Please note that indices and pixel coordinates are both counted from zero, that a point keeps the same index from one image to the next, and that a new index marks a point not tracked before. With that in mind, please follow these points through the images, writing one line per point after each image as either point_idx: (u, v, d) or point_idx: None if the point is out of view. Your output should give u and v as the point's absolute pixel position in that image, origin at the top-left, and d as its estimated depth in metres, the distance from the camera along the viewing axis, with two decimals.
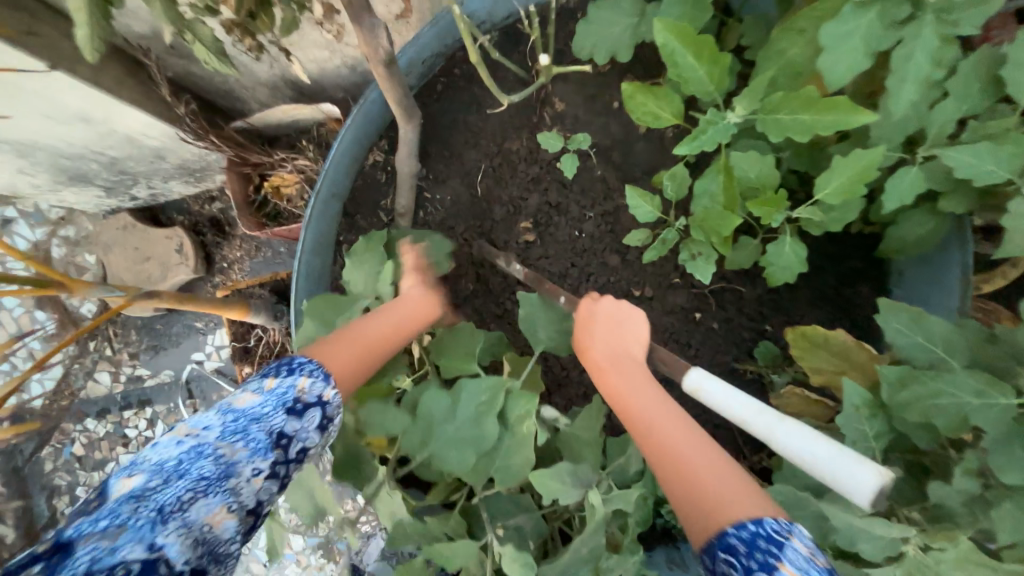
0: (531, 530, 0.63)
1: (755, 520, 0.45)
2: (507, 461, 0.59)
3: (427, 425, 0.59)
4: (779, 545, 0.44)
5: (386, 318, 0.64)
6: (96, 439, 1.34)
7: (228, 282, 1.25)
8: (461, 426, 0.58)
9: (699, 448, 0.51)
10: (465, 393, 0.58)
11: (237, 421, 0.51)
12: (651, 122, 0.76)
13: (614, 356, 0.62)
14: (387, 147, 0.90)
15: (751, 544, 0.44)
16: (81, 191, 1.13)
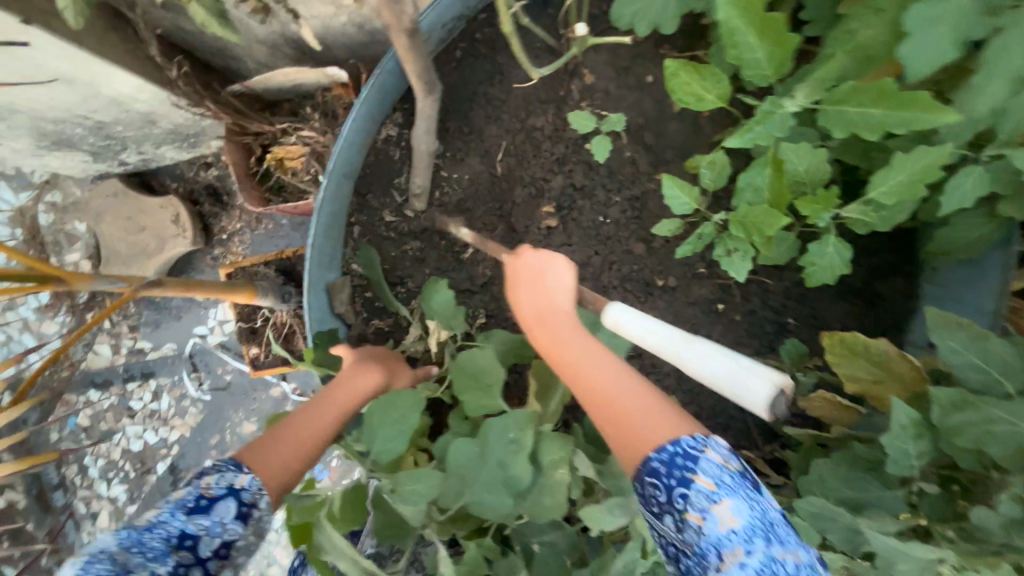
0: (566, 545, 0.60)
1: (672, 443, 0.50)
2: (540, 500, 0.55)
3: (457, 473, 0.55)
4: (695, 460, 0.49)
5: (324, 405, 0.65)
6: (101, 410, 1.33)
7: (229, 255, 1.20)
8: (492, 473, 0.54)
9: (630, 389, 0.55)
10: (493, 433, 0.54)
11: (132, 532, 0.50)
12: (694, 105, 0.70)
13: (544, 315, 0.64)
14: (401, 120, 0.84)
15: (668, 463, 0.49)
16: (66, 156, 1.05)
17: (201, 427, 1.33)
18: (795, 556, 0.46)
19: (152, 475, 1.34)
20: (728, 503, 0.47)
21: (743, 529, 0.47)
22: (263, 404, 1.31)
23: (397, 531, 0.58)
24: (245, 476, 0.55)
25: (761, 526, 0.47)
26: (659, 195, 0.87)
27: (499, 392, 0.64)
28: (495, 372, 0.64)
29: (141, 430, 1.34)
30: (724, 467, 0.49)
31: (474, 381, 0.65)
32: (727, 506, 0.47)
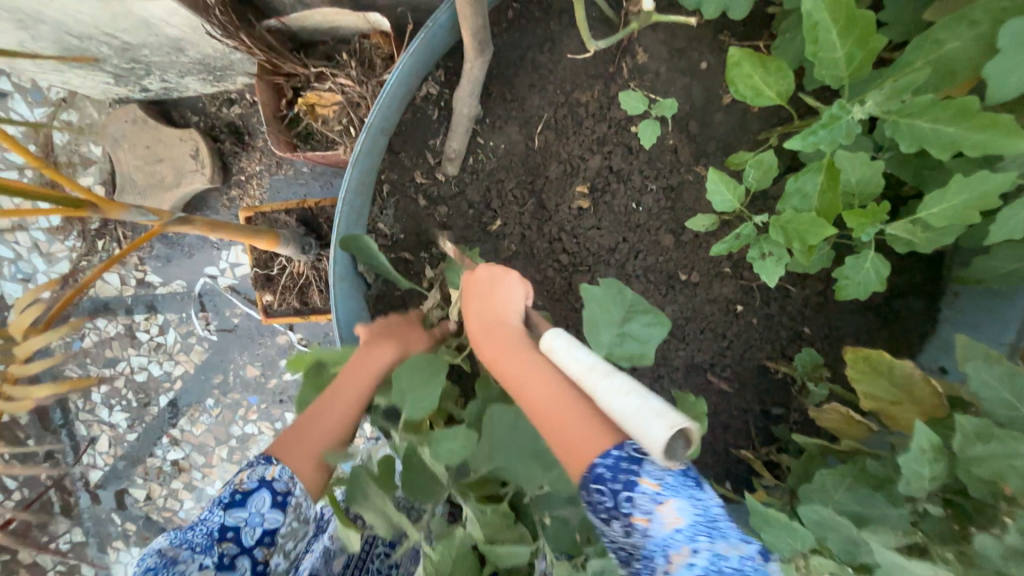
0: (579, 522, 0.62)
1: (614, 446, 0.46)
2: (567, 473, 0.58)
3: (491, 436, 0.58)
4: (637, 463, 0.45)
5: (344, 390, 0.63)
6: (107, 338, 1.34)
7: (246, 197, 1.17)
8: (525, 437, 0.58)
9: (559, 394, 0.52)
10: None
11: (184, 530, 0.56)
12: (752, 100, 0.68)
13: (493, 326, 0.62)
14: (443, 79, 0.81)
15: (612, 469, 0.46)
16: (87, 75, 1.01)
17: (206, 366, 1.34)
18: (741, 549, 0.45)
19: (153, 407, 1.37)
20: (673, 501, 0.44)
21: (689, 525, 0.44)
22: (268, 351, 1.32)
23: (427, 492, 0.59)
24: (277, 469, 0.58)
25: (707, 524, 0.45)
26: (696, 187, 0.85)
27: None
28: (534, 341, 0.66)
29: (145, 362, 1.35)
30: (669, 469, 0.45)
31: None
32: (672, 506, 0.44)
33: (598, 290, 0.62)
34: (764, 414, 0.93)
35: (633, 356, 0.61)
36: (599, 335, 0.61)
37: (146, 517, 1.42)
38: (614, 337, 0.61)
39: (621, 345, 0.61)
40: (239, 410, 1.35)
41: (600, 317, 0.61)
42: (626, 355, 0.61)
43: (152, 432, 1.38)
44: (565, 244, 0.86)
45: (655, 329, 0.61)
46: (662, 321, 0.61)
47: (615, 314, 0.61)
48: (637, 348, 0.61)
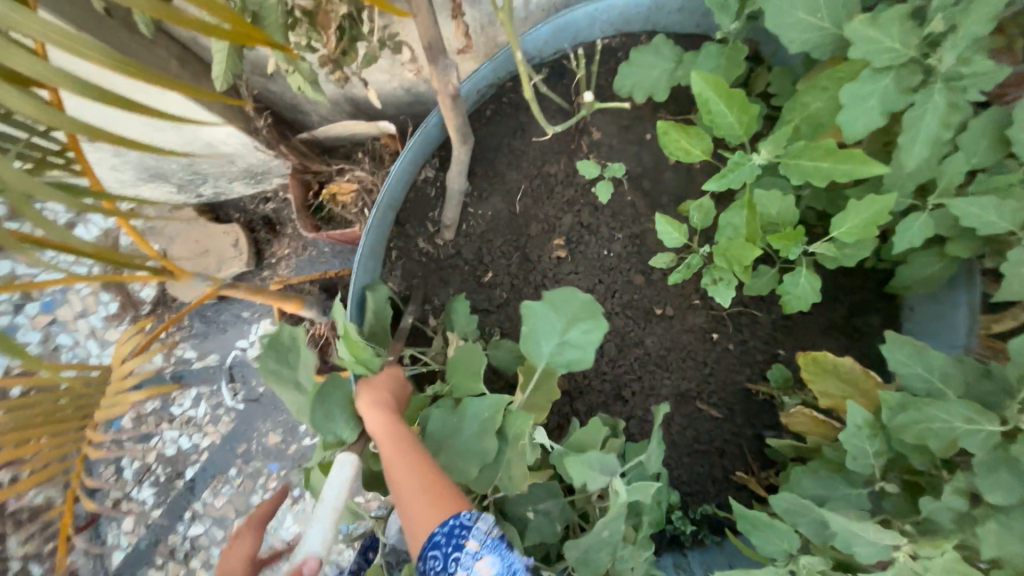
0: (558, 513, 0.75)
1: (452, 516, 0.57)
2: (511, 469, 0.68)
3: (436, 440, 0.68)
4: (467, 530, 0.56)
5: None
6: (144, 413, 1.45)
7: (276, 276, 1.35)
8: (470, 438, 0.67)
9: (421, 484, 0.58)
10: (471, 410, 0.68)
11: None
12: (683, 158, 0.84)
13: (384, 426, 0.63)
14: (438, 164, 1.01)
15: (448, 534, 0.56)
16: (156, 188, 1.26)
17: (231, 436, 1.43)
18: None
19: (180, 480, 1.44)
20: (486, 556, 0.56)
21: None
22: (289, 417, 1.41)
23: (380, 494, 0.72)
24: None
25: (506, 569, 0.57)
26: (657, 233, 0.99)
27: (482, 376, 0.72)
28: (476, 359, 0.73)
29: (176, 435, 1.44)
30: (489, 533, 0.57)
31: (464, 371, 0.74)
32: (485, 563, 0.56)
33: (541, 307, 0.72)
34: (757, 437, 0.96)
35: (572, 361, 0.73)
36: (541, 347, 0.73)
37: None
38: (554, 347, 0.73)
39: (561, 353, 0.73)
40: (259, 478, 1.41)
41: (544, 329, 0.72)
42: (566, 361, 0.73)
43: (176, 506, 1.43)
44: (549, 289, 0.99)
45: (592, 336, 0.72)
46: (598, 329, 0.72)
47: (557, 326, 0.72)
48: (576, 354, 0.73)
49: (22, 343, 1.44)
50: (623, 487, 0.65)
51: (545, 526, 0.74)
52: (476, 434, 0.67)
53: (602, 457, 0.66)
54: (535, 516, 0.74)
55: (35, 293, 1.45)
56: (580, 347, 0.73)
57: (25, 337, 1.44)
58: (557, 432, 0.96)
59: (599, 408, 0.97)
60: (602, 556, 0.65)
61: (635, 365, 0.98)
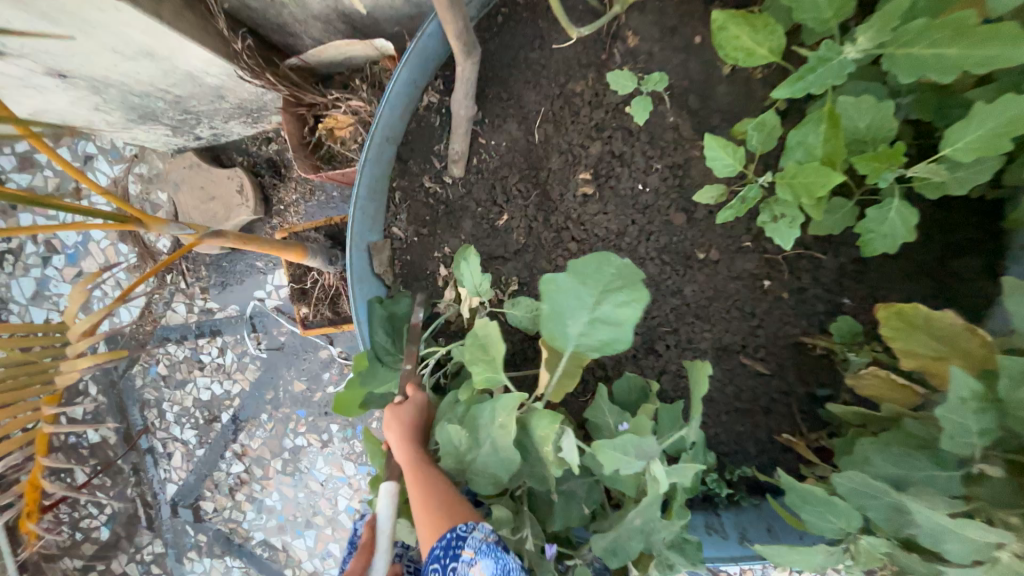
0: (585, 494, 0.67)
1: (449, 530, 0.56)
2: (539, 466, 0.63)
3: (456, 457, 0.63)
4: (463, 539, 0.55)
5: None
6: (176, 361, 1.49)
7: (285, 224, 1.28)
8: (490, 454, 0.61)
9: (424, 495, 0.60)
10: (482, 417, 0.61)
11: None
12: (744, 62, 0.66)
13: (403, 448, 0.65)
14: (442, 87, 0.87)
15: (445, 548, 0.55)
16: (151, 130, 1.19)
17: (259, 383, 1.45)
18: None
19: (217, 423, 1.49)
20: (481, 562, 0.54)
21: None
22: (313, 365, 1.42)
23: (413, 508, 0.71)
24: None
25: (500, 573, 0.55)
26: (703, 162, 0.83)
27: (500, 364, 0.63)
28: (497, 348, 0.63)
29: (209, 381, 1.48)
30: (487, 540, 0.56)
31: (482, 356, 0.65)
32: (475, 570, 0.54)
33: (565, 279, 0.60)
34: (809, 396, 0.85)
35: (606, 342, 0.61)
36: (567, 327, 0.62)
37: (216, 528, 1.53)
38: (584, 325, 0.61)
39: (591, 334, 0.61)
40: (290, 423, 1.45)
41: (570, 306, 0.61)
42: (597, 342, 0.61)
43: (216, 447, 1.50)
44: (573, 232, 0.87)
45: (629, 312, 0.59)
46: (638, 302, 0.59)
47: (586, 300, 0.60)
48: (611, 334, 0.60)
49: (56, 295, 1.47)
50: (662, 473, 0.57)
51: (571, 506, 0.66)
52: (495, 445, 0.60)
53: (639, 441, 0.56)
54: (560, 498, 0.66)
55: (60, 246, 1.46)
56: (615, 325, 0.60)
57: (57, 290, 1.47)
58: (581, 387, 0.88)
59: (627, 362, 0.87)
60: (635, 542, 0.58)
61: (671, 317, 0.87)
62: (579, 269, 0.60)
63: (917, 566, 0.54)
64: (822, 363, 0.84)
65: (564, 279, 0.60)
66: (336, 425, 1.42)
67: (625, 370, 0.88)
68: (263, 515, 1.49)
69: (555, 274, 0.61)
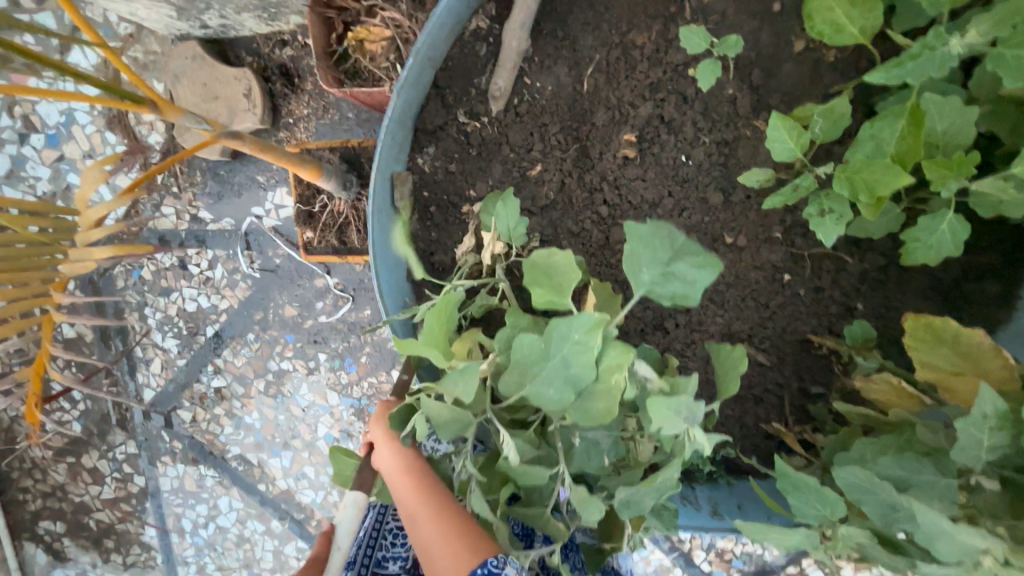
0: (607, 446, 0.67)
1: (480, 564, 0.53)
2: (592, 403, 0.60)
3: (522, 364, 0.60)
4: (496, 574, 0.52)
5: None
6: (162, 268, 1.43)
7: (294, 139, 1.19)
8: (559, 368, 0.59)
9: (441, 529, 0.56)
10: (559, 331, 0.58)
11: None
12: (831, 40, 0.62)
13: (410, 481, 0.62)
14: (494, 13, 0.80)
15: None
16: (152, 7, 1.07)
17: (248, 302, 1.41)
18: None
19: (201, 336, 1.46)
20: None
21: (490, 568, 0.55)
22: (306, 293, 1.38)
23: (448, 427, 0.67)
24: None
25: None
26: (753, 143, 0.80)
27: (568, 292, 0.63)
28: (568, 276, 0.63)
29: (195, 294, 1.43)
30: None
31: (545, 281, 0.64)
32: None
33: (644, 228, 0.59)
34: (802, 392, 0.88)
35: (675, 297, 0.60)
36: (639, 274, 0.60)
37: (192, 437, 1.54)
38: (656, 275, 0.59)
39: (663, 285, 0.59)
40: (276, 346, 1.43)
41: (643, 255, 0.59)
42: (668, 295, 0.60)
43: (198, 359, 1.48)
44: (606, 195, 0.83)
45: (704, 272, 0.58)
46: (710, 262, 0.58)
47: (659, 253, 0.59)
48: (681, 289, 0.59)
49: (33, 178, 1.36)
50: (701, 437, 0.60)
51: (591, 454, 0.67)
52: (570, 358, 0.58)
53: (693, 404, 0.58)
54: (581, 442, 0.66)
55: (39, 124, 1.34)
56: (686, 282, 0.59)
57: (34, 172, 1.36)
58: None
59: (634, 335, 0.87)
60: (647, 500, 0.60)
61: None
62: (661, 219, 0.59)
63: (887, 559, 0.58)
64: (823, 362, 0.86)
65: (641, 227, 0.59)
66: (324, 354, 1.41)
67: (631, 343, 0.88)
68: (240, 431, 1.51)
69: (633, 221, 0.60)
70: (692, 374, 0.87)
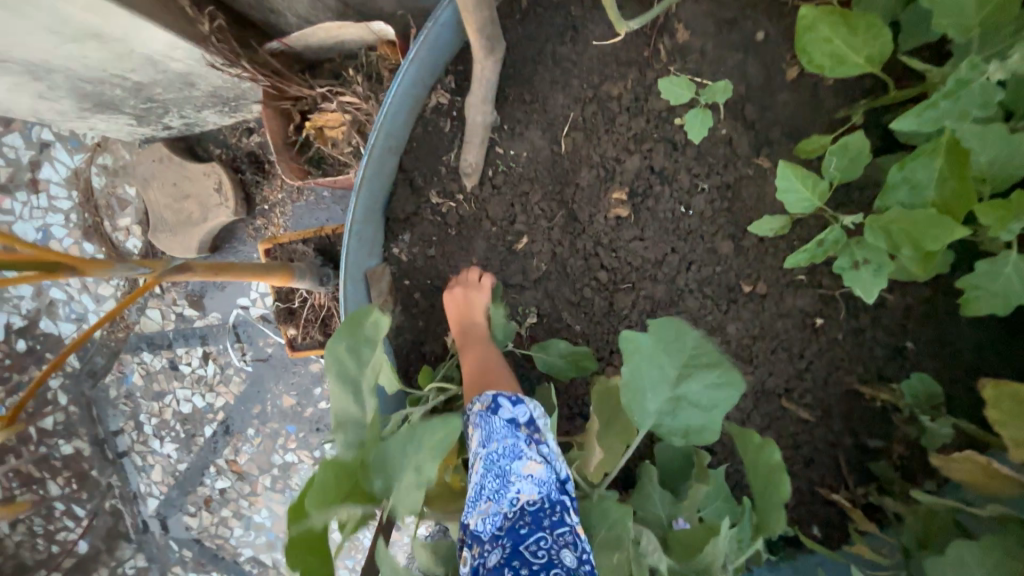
0: None
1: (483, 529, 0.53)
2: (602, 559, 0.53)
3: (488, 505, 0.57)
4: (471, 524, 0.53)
5: None
6: (153, 371, 1.37)
7: (271, 227, 1.14)
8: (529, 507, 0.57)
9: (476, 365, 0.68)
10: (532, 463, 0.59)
11: None
12: (835, 70, 0.54)
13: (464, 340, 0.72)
14: (453, 85, 0.74)
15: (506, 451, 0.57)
16: (111, 118, 1.04)
17: (244, 397, 1.34)
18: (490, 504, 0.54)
19: (199, 437, 1.39)
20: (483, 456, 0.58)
21: (474, 490, 0.56)
22: (302, 379, 1.31)
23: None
24: None
25: (497, 492, 0.55)
26: (757, 183, 0.71)
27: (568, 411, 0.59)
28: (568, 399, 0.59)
29: (189, 394, 1.37)
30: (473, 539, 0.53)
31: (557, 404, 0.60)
32: (479, 510, 0.54)
33: (650, 345, 0.54)
34: (858, 447, 0.76)
35: (691, 426, 0.55)
36: (648, 401, 0.55)
37: (201, 544, 1.44)
38: (665, 402, 0.55)
39: (674, 415, 0.55)
40: (278, 439, 1.34)
41: (651, 377, 0.54)
42: (681, 426, 0.55)
43: (199, 462, 1.40)
44: (603, 259, 0.75)
45: (721, 392, 0.54)
46: (730, 382, 0.53)
47: (669, 371, 0.54)
48: (698, 417, 0.55)
49: (15, 298, 1.32)
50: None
51: None
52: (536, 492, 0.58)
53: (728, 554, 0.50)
54: None
55: None
56: (701, 408, 0.54)
57: (16, 292, 1.32)
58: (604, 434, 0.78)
59: None
60: None
61: None
62: (665, 336, 0.54)
63: None
64: (877, 413, 0.75)
65: (649, 342, 0.54)
66: (329, 441, 1.32)
67: None
68: (251, 531, 1.41)
69: (636, 332, 0.54)
70: (729, 443, 0.77)
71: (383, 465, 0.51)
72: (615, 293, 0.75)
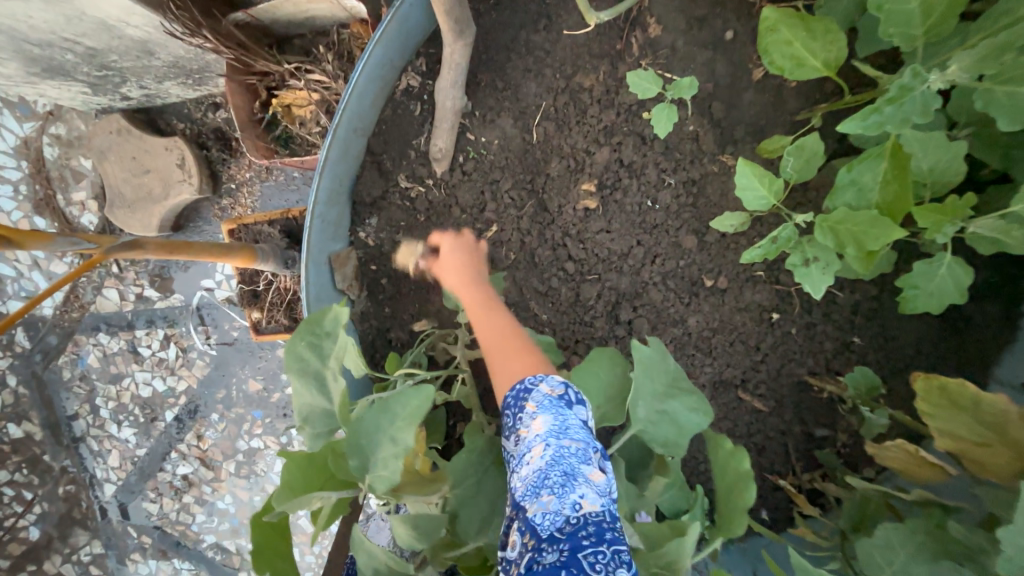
0: None
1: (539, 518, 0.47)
2: None
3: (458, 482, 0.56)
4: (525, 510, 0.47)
5: None
6: (111, 353, 1.32)
7: (237, 207, 1.10)
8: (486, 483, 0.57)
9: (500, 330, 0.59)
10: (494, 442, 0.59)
11: None
12: (792, 73, 0.56)
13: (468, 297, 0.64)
14: (424, 69, 0.73)
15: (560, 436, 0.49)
16: (63, 85, 0.99)
17: (208, 381, 1.31)
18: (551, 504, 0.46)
19: (160, 422, 1.35)
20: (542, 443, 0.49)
21: (535, 480, 0.48)
22: (270, 364, 1.28)
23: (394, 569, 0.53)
24: None
25: (561, 488, 0.47)
26: (722, 179, 0.73)
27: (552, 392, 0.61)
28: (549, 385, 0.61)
29: (149, 377, 1.33)
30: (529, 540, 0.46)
31: None
32: (540, 502, 0.47)
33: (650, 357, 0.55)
34: (806, 436, 0.80)
35: (667, 440, 0.56)
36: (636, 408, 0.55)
37: (161, 530, 1.41)
38: (652, 412, 0.55)
39: (655, 425, 0.56)
40: (244, 425, 1.31)
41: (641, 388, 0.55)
42: (660, 438, 0.56)
43: (159, 447, 1.36)
44: (570, 250, 0.76)
45: (697, 414, 0.55)
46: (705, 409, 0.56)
47: (658, 386, 0.56)
48: (670, 430, 0.55)
49: None
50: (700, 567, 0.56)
51: None
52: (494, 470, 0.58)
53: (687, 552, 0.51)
54: None
55: None
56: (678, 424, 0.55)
57: None
58: None
59: None
60: None
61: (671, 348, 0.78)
62: (659, 352, 0.56)
63: None
64: (826, 404, 0.79)
65: (650, 351, 0.55)
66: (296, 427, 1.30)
67: None
68: (214, 518, 1.38)
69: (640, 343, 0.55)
70: None
71: (357, 443, 0.48)
72: (581, 284, 0.76)
